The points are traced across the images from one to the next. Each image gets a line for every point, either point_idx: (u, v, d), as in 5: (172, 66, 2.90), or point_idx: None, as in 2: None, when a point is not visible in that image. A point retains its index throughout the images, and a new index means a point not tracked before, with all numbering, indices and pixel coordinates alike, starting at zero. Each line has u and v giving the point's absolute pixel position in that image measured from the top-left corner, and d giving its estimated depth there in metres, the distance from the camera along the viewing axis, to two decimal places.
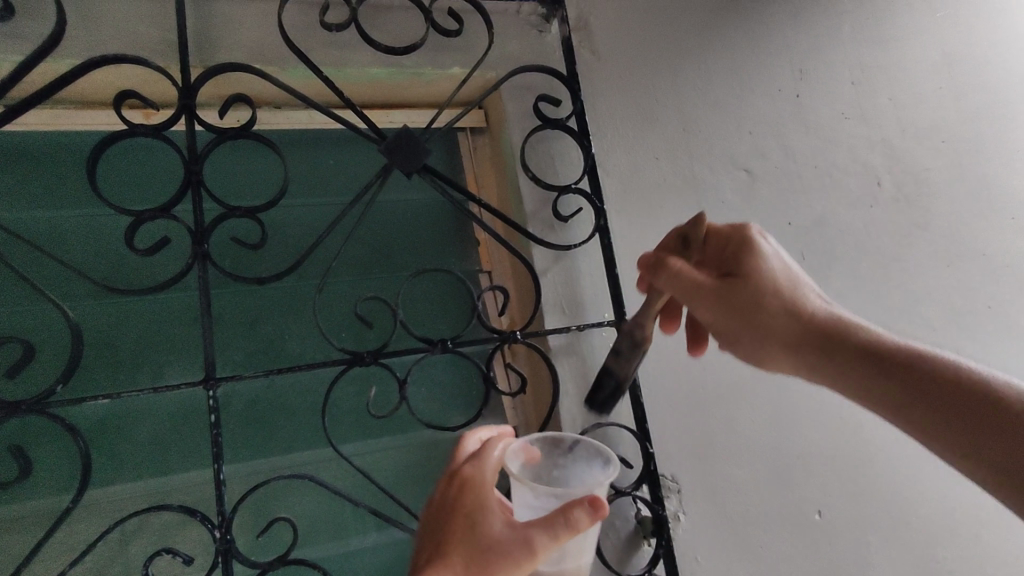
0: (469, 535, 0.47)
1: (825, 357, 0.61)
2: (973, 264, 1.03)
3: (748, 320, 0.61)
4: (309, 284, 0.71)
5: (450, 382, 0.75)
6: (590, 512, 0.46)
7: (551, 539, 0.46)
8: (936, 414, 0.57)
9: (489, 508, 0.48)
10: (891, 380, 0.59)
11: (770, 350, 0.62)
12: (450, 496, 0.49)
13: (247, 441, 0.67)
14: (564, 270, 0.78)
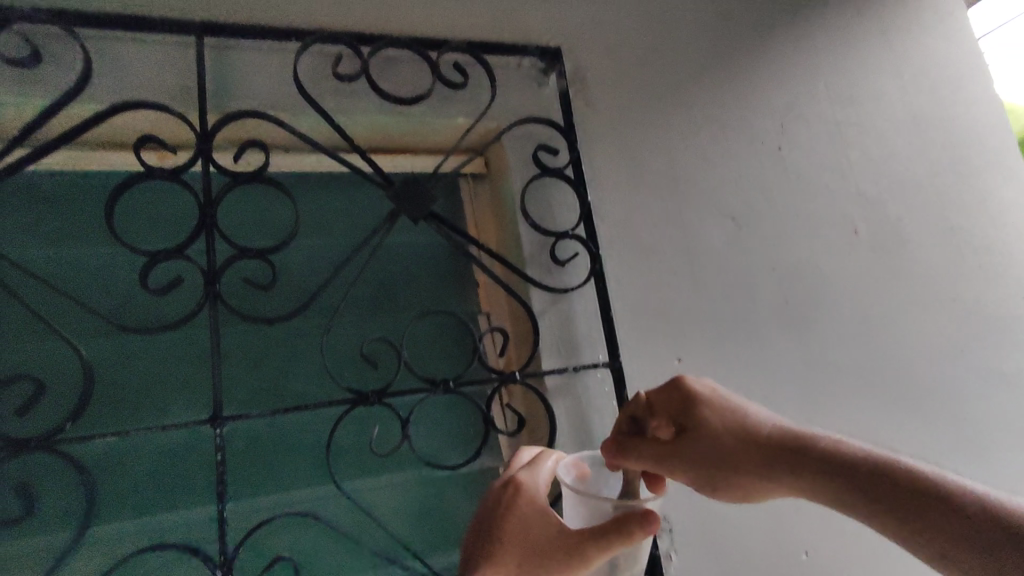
0: (527, 536, 0.59)
1: (802, 481, 0.62)
2: (944, 309, 1.09)
3: (722, 462, 0.63)
4: (315, 325, 0.72)
5: (449, 421, 0.77)
6: (641, 525, 0.55)
7: (600, 544, 0.56)
8: (928, 532, 0.59)
9: (543, 515, 0.60)
10: (870, 497, 0.61)
11: (752, 485, 0.63)
12: (510, 501, 0.61)
13: (248, 479, 0.68)
14: (561, 312, 0.80)
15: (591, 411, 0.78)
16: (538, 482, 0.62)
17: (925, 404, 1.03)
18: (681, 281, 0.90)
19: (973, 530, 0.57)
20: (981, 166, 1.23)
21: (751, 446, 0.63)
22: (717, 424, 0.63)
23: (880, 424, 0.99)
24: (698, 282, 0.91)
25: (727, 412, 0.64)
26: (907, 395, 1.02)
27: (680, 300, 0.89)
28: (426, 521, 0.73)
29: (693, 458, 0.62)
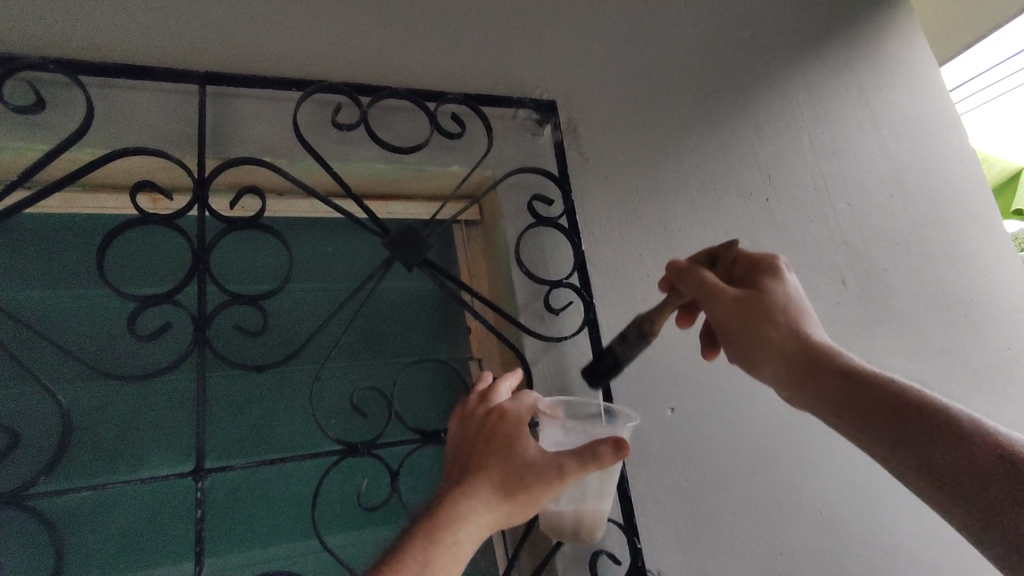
0: (508, 453, 0.56)
1: (835, 387, 0.63)
2: (933, 358, 1.10)
3: (776, 336, 0.65)
4: (304, 371, 0.71)
5: (438, 472, 0.75)
6: (614, 449, 0.56)
7: (577, 466, 0.56)
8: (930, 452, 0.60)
9: (524, 435, 0.58)
10: (895, 415, 0.62)
11: (787, 369, 0.65)
12: (491, 423, 0.59)
13: (228, 533, 0.65)
14: (555, 360, 0.79)
15: None
16: (520, 406, 0.60)
17: None
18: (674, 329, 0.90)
19: (984, 464, 0.58)
20: (961, 219, 1.26)
21: (811, 336, 0.65)
22: (791, 307, 0.66)
23: None
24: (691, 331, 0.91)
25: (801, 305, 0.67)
26: None
27: (671, 345, 0.87)
28: None
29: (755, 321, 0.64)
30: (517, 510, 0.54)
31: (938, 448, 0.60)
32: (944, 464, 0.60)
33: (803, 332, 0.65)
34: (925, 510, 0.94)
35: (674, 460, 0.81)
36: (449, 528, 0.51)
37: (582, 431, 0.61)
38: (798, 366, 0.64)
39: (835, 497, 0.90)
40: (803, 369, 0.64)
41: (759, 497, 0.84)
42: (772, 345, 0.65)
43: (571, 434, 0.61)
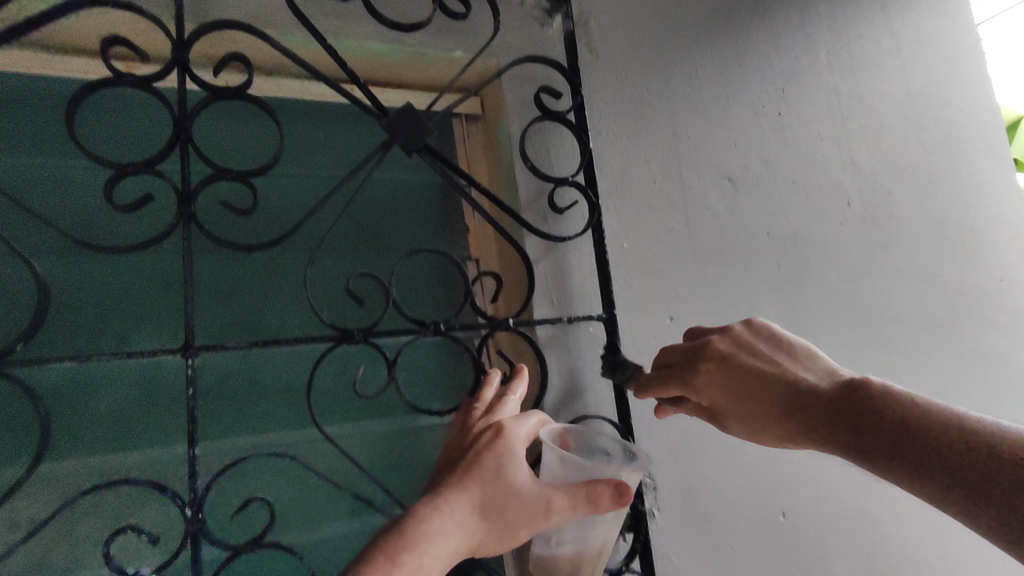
0: (496, 476, 0.53)
1: (816, 430, 0.58)
2: (929, 285, 1.09)
3: (731, 396, 0.63)
4: (296, 258, 0.68)
5: (434, 370, 0.75)
6: (614, 496, 0.53)
7: (569, 506, 0.53)
8: (947, 482, 0.50)
9: (516, 458, 0.55)
10: (906, 445, 0.52)
11: (767, 428, 0.62)
12: (482, 442, 0.56)
13: (218, 417, 0.64)
14: (555, 261, 0.77)
15: (582, 365, 0.75)
16: (520, 428, 0.57)
17: (906, 379, 1.02)
18: (679, 238, 0.86)
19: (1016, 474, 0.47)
20: (967, 147, 1.23)
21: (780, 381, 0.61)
22: (743, 362, 0.63)
23: None
24: (697, 242, 0.88)
25: (763, 353, 0.64)
26: (892, 371, 1.01)
27: (673, 255, 0.85)
28: (407, 469, 0.72)
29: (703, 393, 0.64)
30: (490, 538, 0.52)
31: (954, 468, 0.50)
32: (964, 482, 0.49)
33: (765, 382, 0.62)
34: None
35: None
36: (420, 549, 0.49)
37: (580, 468, 0.55)
38: (769, 420, 0.62)
39: None
40: (782, 420, 0.61)
41: None
42: (740, 409, 0.63)
43: (566, 468, 0.55)
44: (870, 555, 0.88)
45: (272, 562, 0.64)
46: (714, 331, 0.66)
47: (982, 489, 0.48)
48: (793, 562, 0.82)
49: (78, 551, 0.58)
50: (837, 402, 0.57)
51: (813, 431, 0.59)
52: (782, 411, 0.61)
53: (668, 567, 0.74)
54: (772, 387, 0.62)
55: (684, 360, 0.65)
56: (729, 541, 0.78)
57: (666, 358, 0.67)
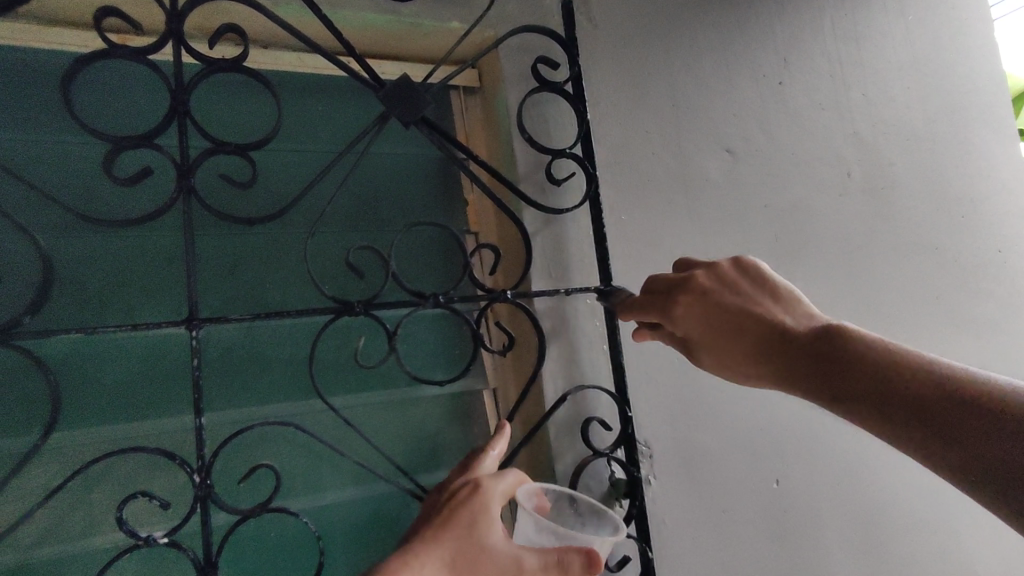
0: (467, 532, 0.49)
1: (788, 369, 0.59)
2: (928, 255, 1.09)
3: (710, 328, 0.64)
4: (295, 232, 0.69)
5: (434, 341, 0.76)
6: (587, 563, 0.51)
7: (542, 570, 0.49)
8: (905, 419, 0.51)
9: (491, 516, 0.51)
10: (870, 386, 0.53)
11: (741, 360, 0.63)
12: (458, 499, 0.53)
13: (223, 388, 0.66)
14: (554, 234, 0.77)
15: (580, 336, 0.77)
16: (499, 484, 0.54)
17: (902, 349, 1.03)
18: (677, 210, 0.86)
19: (973, 416, 0.48)
20: (970, 116, 1.22)
21: (760, 319, 0.62)
22: (724, 299, 0.64)
23: None
24: (695, 214, 0.88)
25: (745, 291, 0.65)
26: (887, 340, 1.02)
27: (671, 227, 0.85)
28: (408, 438, 0.74)
29: (681, 323, 0.65)
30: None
31: (915, 409, 0.50)
32: (921, 421, 0.50)
33: (746, 317, 0.63)
34: None
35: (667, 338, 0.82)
36: None
37: (554, 535, 0.54)
38: (744, 354, 0.63)
39: None
40: (755, 352, 0.62)
41: None
42: (717, 343, 0.65)
43: (543, 534, 0.55)
44: (861, 520, 0.91)
45: (279, 526, 0.67)
46: (700, 267, 0.67)
47: (941, 429, 0.49)
48: (786, 526, 0.84)
49: (92, 516, 0.60)
50: (810, 343, 0.58)
51: (784, 362, 0.60)
52: (757, 349, 0.62)
53: (663, 532, 0.76)
54: (751, 323, 0.63)
55: (666, 292, 0.66)
56: (723, 506, 0.80)
57: (649, 284, 0.68)
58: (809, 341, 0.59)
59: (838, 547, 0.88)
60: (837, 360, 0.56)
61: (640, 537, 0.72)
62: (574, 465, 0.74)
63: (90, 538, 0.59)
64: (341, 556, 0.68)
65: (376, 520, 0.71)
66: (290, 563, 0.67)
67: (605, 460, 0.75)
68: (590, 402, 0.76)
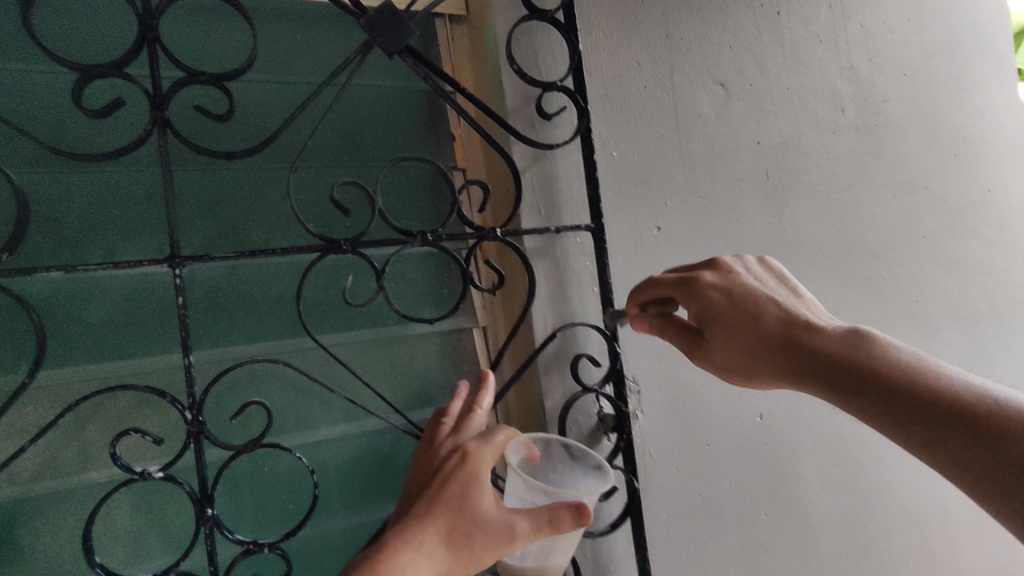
0: (459, 503, 0.53)
1: (798, 361, 0.61)
2: (917, 195, 1.09)
3: (731, 316, 0.63)
4: (277, 168, 0.66)
5: (422, 280, 0.76)
6: (575, 517, 0.54)
7: (531, 531, 0.53)
8: (932, 423, 0.54)
9: (481, 485, 0.55)
10: (894, 389, 0.56)
11: (750, 349, 0.63)
12: (448, 468, 0.55)
13: (210, 328, 0.65)
14: (543, 171, 0.76)
15: (569, 274, 0.76)
16: (486, 451, 0.57)
17: (888, 288, 1.04)
18: (668, 146, 0.84)
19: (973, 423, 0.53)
20: (969, 51, 1.18)
21: (777, 308, 0.63)
22: (746, 284, 0.64)
23: (846, 305, 0.99)
24: (686, 151, 0.86)
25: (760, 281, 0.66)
26: (874, 279, 1.03)
27: (662, 164, 0.84)
28: (398, 376, 0.74)
29: (699, 301, 0.64)
30: (456, 570, 0.51)
31: (940, 416, 0.54)
32: (935, 427, 0.54)
33: (764, 305, 0.63)
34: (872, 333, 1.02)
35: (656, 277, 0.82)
36: None
37: (543, 493, 0.57)
38: (754, 342, 0.63)
39: None
40: (760, 341, 0.62)
41: None
42: (731, 329, 0.64)
43: (531, 492, 0.58)
44: (839, 452, 0.94)
45: (274, 461, 0.68)
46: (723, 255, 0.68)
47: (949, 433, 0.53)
48: (767, 458, 0.88)
49: (86, 453, 0.61)
50: (831, 342, 0.60)
51: (790, 352, 0.61)
52: (772, 344, 0.62)
53: (650, 464, 0.78)
54: (766, 320, 0.62)
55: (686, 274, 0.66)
56: (708, 439, 0.83)
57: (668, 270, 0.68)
58: (826, 339, 0.60)
59: (815, 478, 0.92)
60: (858, 364, 0.58)
61: (626, 468, 0.74)
62: (563, 400, 0.75)
63: (86, 473, 0.60)
64: (335, 489, 0.70)
65: (370, 454, 0.72)
66: (285, 497, 0.68)
67: (592, 396, 0.77)
68: (579, 339, 0.77)
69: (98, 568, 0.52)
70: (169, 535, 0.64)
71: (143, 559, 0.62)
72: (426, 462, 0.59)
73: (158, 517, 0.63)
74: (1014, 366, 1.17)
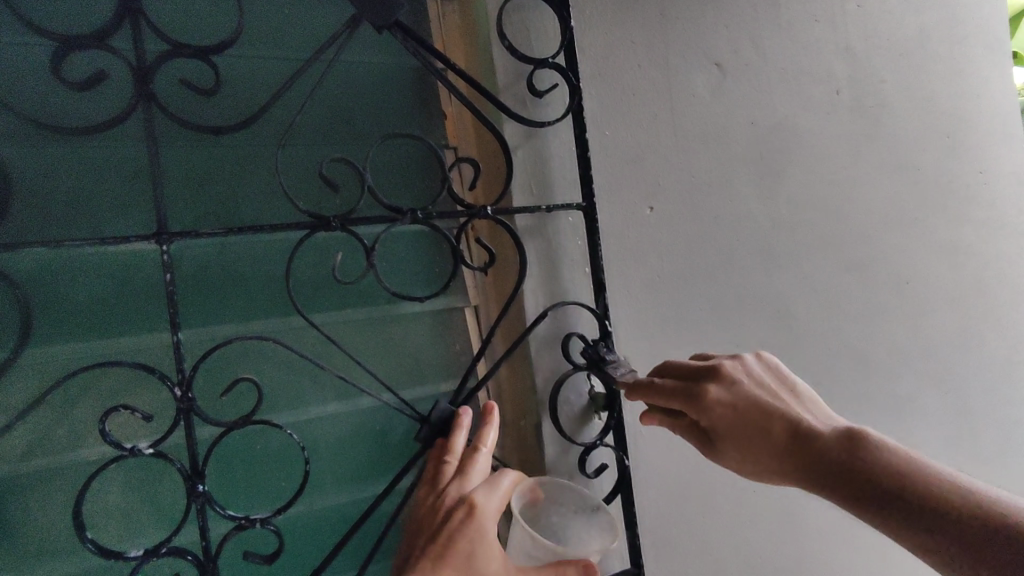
0: (467, 565, 0.56)
1: (805, 469, 0.61)
2: (910, 177, 1.09)
3: (738, 427, 0.65)
4: (264, 145, 0.66)
5: (414, 259, 0.75)
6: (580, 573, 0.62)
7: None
8: (950, 537, 0.54)
9: (488, 544, 0.57)
10: (904, 502, 0.56)
11: (758, 458, 0.64)
12: (455, 522, 0.57)
13: (200, 305, 0.65)
14: (535, 149, 0.76)
15: (561, 253, 0.76)
16: (492, 505, 0.59)
17: (879, 270, 1.05)
18: (661, 126, 0.84)
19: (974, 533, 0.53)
20: (965, 31, 1.17)
21: (781, 418, 0.63)
22: (750, 393, 0.65)
23: (837, 287, 1.00)
24: (680, 131, 0.86)
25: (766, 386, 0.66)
26: (865, 261, 1.03)
27: (656, 144, 0.83)
28: (389, 355, 0.74)
29: (705, 415, 0.65)
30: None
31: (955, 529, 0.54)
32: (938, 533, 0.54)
33: (769, 414, 0.64)
34: (864, 315, 1.03)
35: (648, 257, 0.82)
36: None
37: (552, 551, 0.62)
38: (762, 453, 0.64)
39: (791, 302, 0.95)
40: (766, 450, 0.64)
41: (725, 299, 0.89)
42: (741, 439, 0.65)
43: (539, 549, 0.62)
44: None
45: (265, 438, 0.68)
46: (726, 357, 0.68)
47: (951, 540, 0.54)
48: None
49: (76, 430, 0.60)
50: (835, 453, 0.60)
51: (798, 462, 0.62)
52: (780, 451, 0.63)
53: (641, 443, 0.79)
54: (773, 428, 0.64)
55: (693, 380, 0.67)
56: None
57: (674, 372, 0.69)
58: (829, 447, 0.61)
59: None
60: (864, 471, 0.58)
61: (616, 446, 0.75)
62: (554, 379, 0.76)
63: (77, 450, 0.60)
64: (328, 467, 0.71)
65: (362, 433, 0.72)
66: (277, 474, 0.69)
67: (584, 375, 0.77)
68: (571, 318, 0.77)
69: (89, 542, 0.51)
70: (162, 511, 0.64)
71: (137, 535, 0.63)
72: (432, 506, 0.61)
73: (150, 493, 0.64)
74: (1003, 347, 1.18)
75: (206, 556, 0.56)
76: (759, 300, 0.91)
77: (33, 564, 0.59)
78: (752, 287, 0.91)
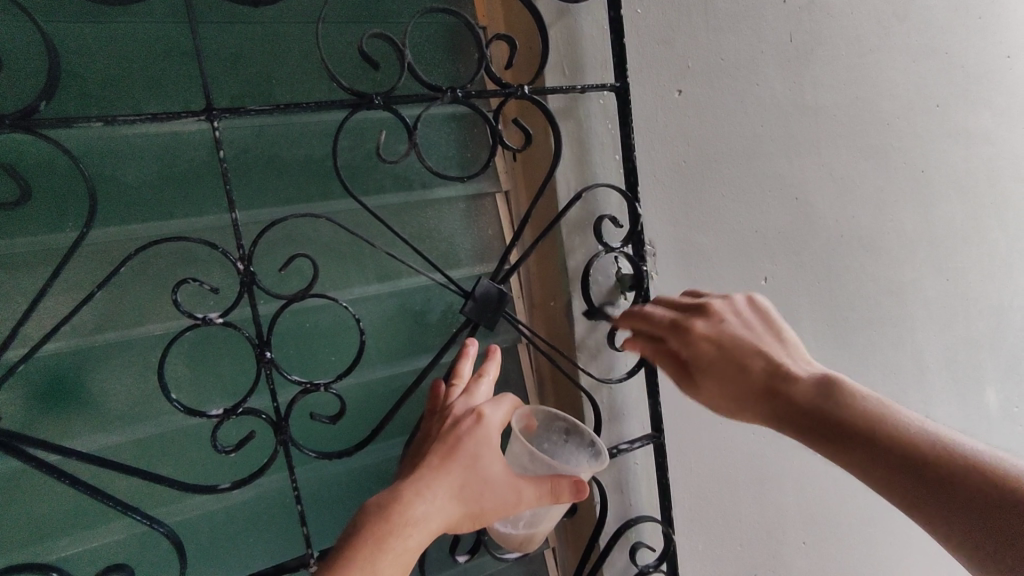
0: (473, 465, 0.58)
1: (781, 411, 0.61)
2: (935, 61, 1.07)
3: (716, 361, 0.66)
4: (296, 23, 0.65)
5: (447, 143, 0.76)
6: (573, 490, 0.61)
7: (535, 498, 0.60)
8: (932, 491, 0.51)
9: (491, 450, 0.60)
10: (868, 437, 0.55)
11: (738, 398, 0.65)
12: (463, 427, 0.60)
13: (247, 188, 0.67)
14: (566, 28, 0.74)
15: (591, 136, 0.77)
16: (495, 414, 0.62)
17: (897, 158, 1.06)
18: (692, 4, 0.81)
19: (958, 487, 0.50)
20: None
21: (761, 358, 0.64)
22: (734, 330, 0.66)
23: (857, 174, 1.01)
24: (711, 9, 0.83)
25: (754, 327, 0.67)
26: (883, 150, 1.04)
27: (688, 23, 0.81)
28: (426, 240, 0.77)
29: (691, 347, 0.67)
30: (464, 522, 0.57)
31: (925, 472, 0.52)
32: (918, 486, 0.52)
33: (749, 357, 0.64)
34: (879, 203, 1.05)
35: (677, 143, 0.83)
36: (399, 534, 0.51)
37: (546, 463, 0.63)
38: (742, 395, 0.64)
39: (809, 188, 0.97)
40: (750, 394, 0.64)
41: (750, 184, 0.90)
42: (720, 375, 0.66)
43: (536, 463, 0.63)
44: (833, 312, 1.03)
45: (315, 317, 0.72)
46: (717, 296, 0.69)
47: (930, 493, 0.51)
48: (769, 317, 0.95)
49: (138, 309, 0.64)
50: (805, 395, 0.59)
51: (777, 405, 0.61)
52: (757, 393, 0.63)
53: None
54: (754, 370, 0.64)
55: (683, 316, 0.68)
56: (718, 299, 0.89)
57: (664, 306, 0.71)
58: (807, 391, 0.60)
59: (809, 334, 1.01)
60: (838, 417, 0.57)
61: None
62: (585, 260, 0.79)
63: (143, 325, 0.64)
64: (374, 344, 0.76)
65: (403, 314, 0.77)
66: (329, 348, 0.74)
67: (612, 257, 0.80)
68: (601, 200, 0.79)
69: (175, 403, 0.56)
70: (228, 380, 0.69)
71: (207, 401, 0.69)
72: (439, 420, 0.63)
73: (213, 365, 0.68)
74: (1006, 234, 1.22)
75: (279, 418, 0.61)
76: (782, 187, 0.93)
77: (114, 429, 0.64)
78: (775, 174, 0.92)
